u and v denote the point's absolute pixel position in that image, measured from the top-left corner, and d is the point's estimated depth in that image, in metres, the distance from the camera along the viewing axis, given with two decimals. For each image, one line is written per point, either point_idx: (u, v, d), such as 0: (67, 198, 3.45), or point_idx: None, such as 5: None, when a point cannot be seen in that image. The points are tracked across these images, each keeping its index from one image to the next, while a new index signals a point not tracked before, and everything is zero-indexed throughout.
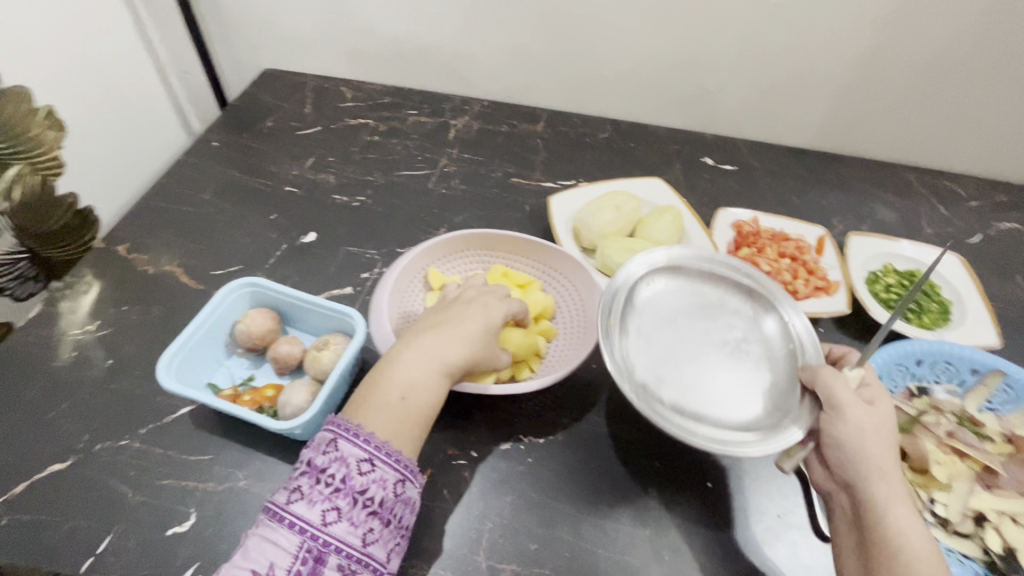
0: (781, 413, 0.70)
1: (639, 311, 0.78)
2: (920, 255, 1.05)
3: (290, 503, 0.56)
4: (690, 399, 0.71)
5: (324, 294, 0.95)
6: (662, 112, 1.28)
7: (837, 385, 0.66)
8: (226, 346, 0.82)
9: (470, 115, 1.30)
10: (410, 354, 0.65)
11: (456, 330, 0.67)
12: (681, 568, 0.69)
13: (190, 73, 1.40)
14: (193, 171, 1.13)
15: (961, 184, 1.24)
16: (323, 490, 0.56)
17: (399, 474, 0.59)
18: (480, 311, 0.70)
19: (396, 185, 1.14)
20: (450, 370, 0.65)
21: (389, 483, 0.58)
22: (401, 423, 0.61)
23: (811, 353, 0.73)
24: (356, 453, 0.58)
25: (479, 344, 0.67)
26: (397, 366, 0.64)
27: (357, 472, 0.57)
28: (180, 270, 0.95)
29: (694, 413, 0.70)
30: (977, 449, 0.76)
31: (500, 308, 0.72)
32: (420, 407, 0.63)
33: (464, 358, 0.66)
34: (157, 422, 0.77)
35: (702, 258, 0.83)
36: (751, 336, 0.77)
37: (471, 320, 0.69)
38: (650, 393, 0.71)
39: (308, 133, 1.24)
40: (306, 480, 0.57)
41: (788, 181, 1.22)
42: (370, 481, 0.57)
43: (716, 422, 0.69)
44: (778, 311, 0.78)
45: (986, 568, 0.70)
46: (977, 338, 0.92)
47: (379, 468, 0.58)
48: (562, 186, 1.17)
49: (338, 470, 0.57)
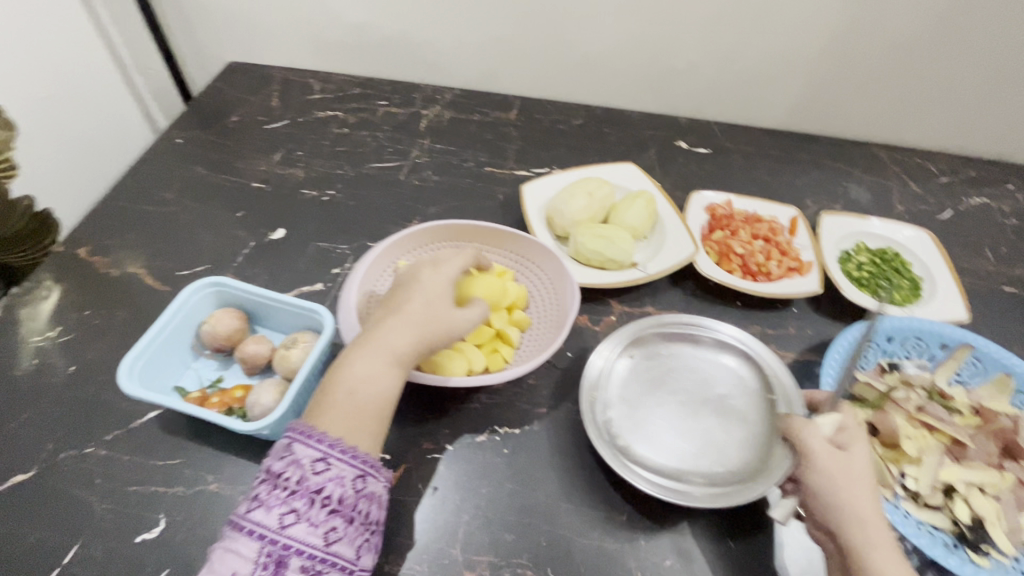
0: (755, 463, 0.72)
1: (623, 381, 0.80)
2: (891, 232, 1.05)
3: (249, 510, 0.54)
4: (675, 458, 0.73)
5: (293, 291, 0.93)
6: (636, 96, 1.27)
7: (809, 435, 0.62)
8: (193, 348, 0.81)
9: (441, 104, 1.28)
10: (358, 350, 0.63)
11: (402, 319, 0.65)
12: (657, 552, 0.70)
13: (152, 69, 1.35)
14: (157, 170, 1.10)
15: (932, 160, 1.25)
16: (280, 493, 0.54)
17: (358, 470, 0.58)
18: (422, 292, 0.68)
19: (367, 178, 1.12)
20: (399, 356, 0.63)
21: (348, 479, 0.57)
22: (352, 420, 0.59)
23: (786, 404, 0.77)
24: (310, 453, 0.56)
25: (426, 324, 0.65)
26: (346, 363, 0.63)
27: (312, 472, 0.56)
28: (144, 272, 0.93)
29: (678, 472, 0.71)
30: (945, 423, 0.77)
31: (442, 280, 0.70)
32: (372, 401, 0.61)
33: (412, 344, 0.64)
34: (123, 428, 0.75)
35: (683, 321, 0.85)
36: (734, 390, 0.80)
37: (414, 303, 0.67)
38: (632, 458, 0.72)
39: (275, 127, 1.21)
40: (265, 486, 0.55)
41: (762, 162, 1.22)
42: (327, 480, 0.56)
43: (700, 478, 0.71)
44: (753, 364, 0.82)
45: (955, 539, 0.71)
46: (947, 312, 0.93)
47: (334, 466, 0.57)
48: (536, 173, 1.16)
49: (294, 472, 0.55)
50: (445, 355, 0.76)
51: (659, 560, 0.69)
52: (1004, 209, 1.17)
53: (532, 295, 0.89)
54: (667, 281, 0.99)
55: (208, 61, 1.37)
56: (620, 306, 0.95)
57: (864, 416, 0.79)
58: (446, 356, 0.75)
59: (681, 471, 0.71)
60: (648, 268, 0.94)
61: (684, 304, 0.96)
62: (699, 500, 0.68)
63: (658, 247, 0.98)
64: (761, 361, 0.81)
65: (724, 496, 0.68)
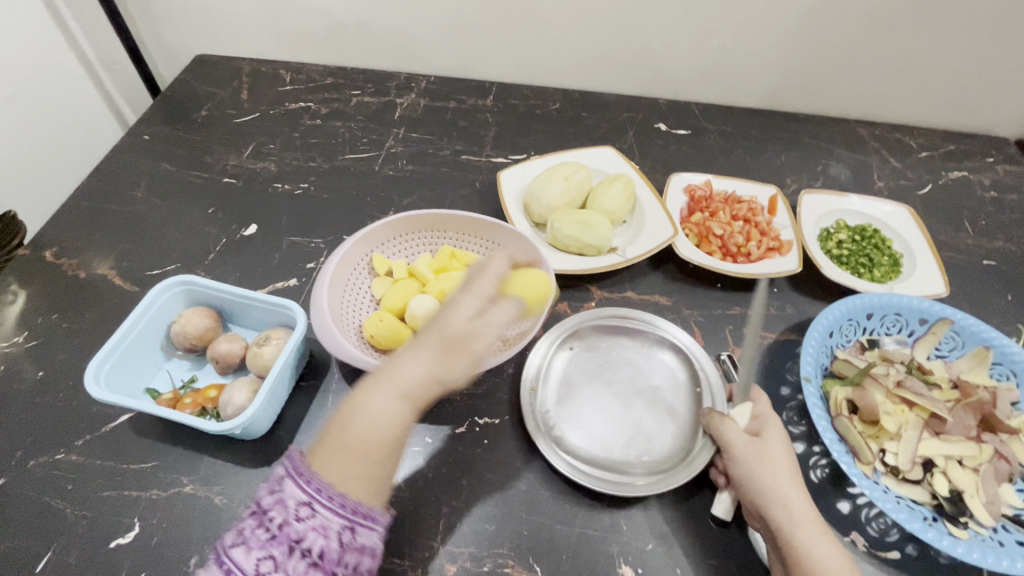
0: (680, 453, 0.73)
1: (563, 371, 0.81)
2: (871, 208, 1.05)
3: (231, 547, 0.50)
4: (606, 449, 0.73)
5: (267, 288, 0.91)
6: (613, 78, 1.25)
7: (725, 426, 0.67)
8: (164, 349, 0.79)
9: (416, 92, 1.26)
10: (364, 382, 0.59)
11: (419, 348, 0.59)
12: (639, 536, 0.69)
13: (118, 63, 1.31)
14: (124, 168, 1.07)
15: (912, 135, 1.25)
16: (261, 534, 0.50)
17: (345, 521, 0.52)
18: (439, 316, 0.62)
19: (341, 170, 1.10)
20: (403, 391, 0.57)
21: (332, 531, 0.51)
22: (345, 457, 0.54)
23: (716, 394, 0.77)
24: (296, 495, 0.52)
25: (436, 355, 0.58)
26: (351, 396, 0.58)
27: (295, 517, 0.51)
28: (113, 273, 0.91)
29: (608, 462, 0.72)
30: (925, 397, 0.76)
31: (459, 303, 0.62)
32: (370, 441, 0.55)
33: (424, 378, 0.57)
34: (94, 433, 0.74)
35: (622, 315, 0.86)
36: (666, 383, 0.80)
37: (428, 333, 0.60)
38: (566, 448, 0.74)
39: (245, 121, 1.18)
40: (250, 522, 0.51)
41: (741, 142, 1.20)
42: (309, 528, 0.51)
43: (628, 467, 0.72)
44: (687, 356, 0.82)
45: (934, 511, 0.71)
46: (926, 287, 0.93)
47: (319, 514, 0.51)
48: (513, 160, 1.14)
49: (278, 514, 0.51)
50: None
51: (641, 543, 0.69)
52: (984, 181, 1.17)
53: None
54: (647, 265, 0.98)
55: (175, 55, 1.33)
56: (600, 292, 0.94)
57: (844, 392, 0.78)
58: None
59: (611, 462, 0.72)
60: (627, 253, 0.94)
61: (665, 288, 0.96)
62: (624, 488, 0.69)
63: (637, 231, 0.98)
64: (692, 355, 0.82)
65: (649, 484, 0.69)
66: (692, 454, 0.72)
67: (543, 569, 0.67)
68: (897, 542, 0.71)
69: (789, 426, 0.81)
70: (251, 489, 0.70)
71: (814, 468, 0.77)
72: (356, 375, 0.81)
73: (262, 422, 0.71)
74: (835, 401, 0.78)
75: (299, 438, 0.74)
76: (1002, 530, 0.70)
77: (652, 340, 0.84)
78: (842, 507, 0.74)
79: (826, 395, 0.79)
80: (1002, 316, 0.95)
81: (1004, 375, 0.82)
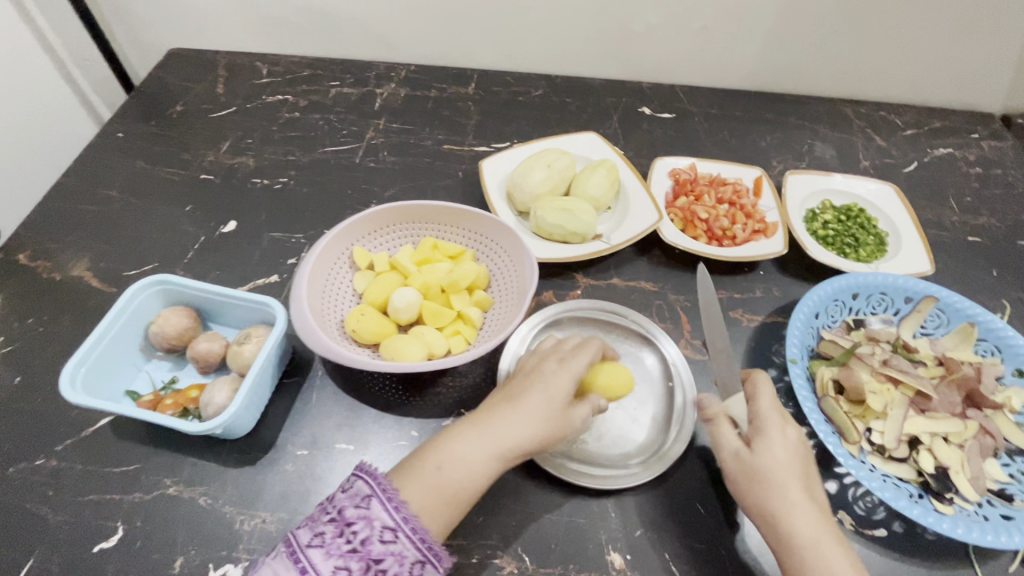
0: (652, 446, 0.74)
1: None
2: (856, 188, 1.04)
3: (309, 545, 0.54)
4: (580, 442, 0.74)
5: (248, 285, 0.90)
6: (596, 63, 1.23)
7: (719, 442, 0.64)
8: (143, 351, 0.78)
9: (396, 82, 1.23)
10: (463, 428, 0.62)
11: (518, 410, 0.62)
12: (627, 523, 0.69)
13: (90, 60, 1.27)
14: (97, 167, 1.04)
15: (897, 112, 1.24)
16: (343, 545, 0.53)
17: (420, 554, 0.55)
18: (540, 381, 0.65)
19: (320, 163, 1.08)
20: (500, 451, 0.60)
21: (408, 560, 0.55)
22: (435, 497, 0.58)
23: (689, 387, 0.78)
24: (384, 518, 0.55)
25: (540, 420, 0.62)
26: (448, 438, 0.62)
27: (379, 539, 0.54)
28: (89, 274, 0.89)
29: (582, 453, 0.73)
30: (910, 376, 0.76)
31: (561, 376, 0.65)
32: (458, 485, 0.59)
33: (520, 441, 0.61)
34: (74, 437, 0.73)
35: (597, 308, 0.86)
36: (638, 375, 0.80)
37: (528, 397, 0.63)
38: None
39: (222, 115, 1.16)
40: (331, 528, 0.55)
41: (726, 124, 1.19)
42: (388, 552, 0.54)
43: (601, 461, 0.73)
44: (660, 349, 0.82)
45: (921, 489, 0.71)
46: (912, 266, 0.93)
47: (401, 541, 0.55)
48: (496, 148, 1.13)
49: (363, 530, 0.54)
50: (403, 341, 0.74)
51: (629, 530, 0.69)
52: (969, 157, 1.17)
53: (492, 273, 0.87)
54: (632, 251, 0.98)
55: (148, 49, 1.30)
56: (585, 280, 0.94)
57: (830, 372, 0.78)
58: (404, 342, 0.74)
59: (585, 454, 0.73)
60: (612, 239, 0.93)
61: (651, 274, 0.95)
62: (597, 481, 0.70)
63: (622, 217, 0.97)
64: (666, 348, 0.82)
65: (619, 475, 0.71)
66: (661, 446, 0.74)
67: (532, 558, 0.67)
68: (884, 519, 0.72)
69: None
70: (236, 489, 0.70)
71: None
72: (339, 370, 0.80)
73: (244, 421, 0.70)
74: (821, 381, 0.78)
75: (283, 436, 0.74)
76: (987, 504, 0.70)
77: (626, 332, 0.85)
78: (828, 487, 0.74)
79: (813, 376, 0.79)
80: (987, 292, 0.95)
81: (989, 351, 0.82)
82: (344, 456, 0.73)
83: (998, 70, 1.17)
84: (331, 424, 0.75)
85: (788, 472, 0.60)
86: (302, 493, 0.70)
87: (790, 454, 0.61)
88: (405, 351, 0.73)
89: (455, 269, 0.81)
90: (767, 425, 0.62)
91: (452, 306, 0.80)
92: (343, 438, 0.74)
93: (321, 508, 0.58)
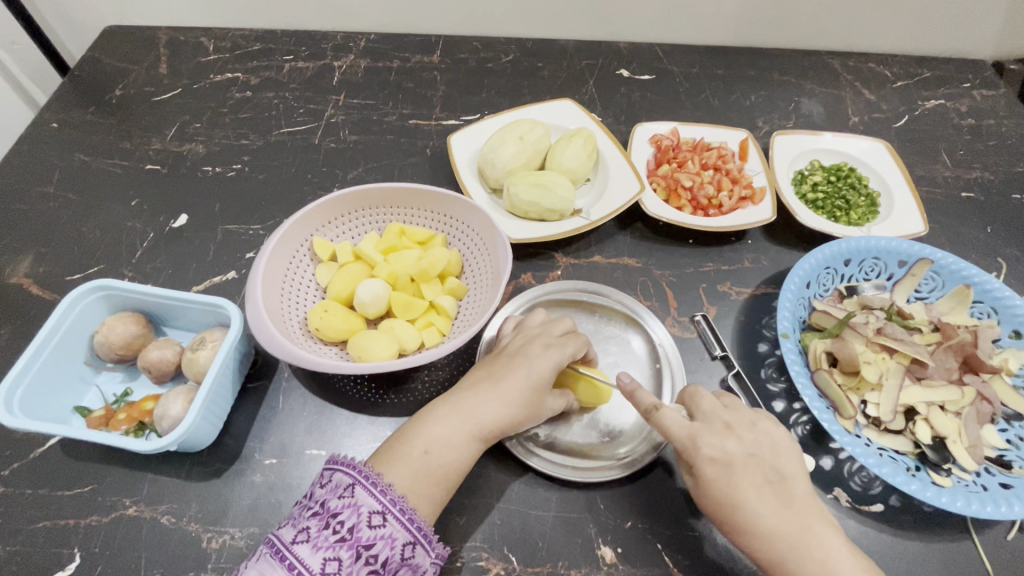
0: (640, 434, 0.71)
1: None
2: (846, 146, 0.99)
3: (294, 541, 0.51)
4: (563, 433, 0.70)
5: (203, 284, 0.84)
6: (569, 22, 1.15)
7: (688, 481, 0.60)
8: (90, 363, 0.72)
9: (355, 53, 1.14)
10: (445, 409, 0.60)
11: (499, 391, 0.61)
12: (617, 515, 0.66)
13: (18, 43, 1.15)
14: (29, 161, 0.96)
15: (887, 64, 1.18)
16: (330, 536, 0.51)
17: (411, 536, 0.53)
18: (522, 362, 0.63)
19: (275, 146, 1.00)
20: (486, 430, 0.60)
21: (398, 543, 0.53)
22: (423, 481, 0.56)
23: (676, 369, 0.75)
24: (370, 503, 0.53)
25: (519, 405, 0.61)
26: (429, 420, 0.59)
27: (367, 524, 0.52)
28: (29, 281, 0.83)
29: (566, 446, 0.70)
30: (905, 343, 0.73)
31: (552, 358, 0.63)
32: (444, 468, 0.57)
33: (500, 422, 0.60)
34: (21, 460, 0.67)
35: (577, 288, 0.82)
36: (624, 359, 0.77)
37: (514, 376, 0.62)
38: (524, 434, 0.70)
39: (166, 98, 1.07)
40: (314, 521, 0.52)
41: (708, 84, 1.13)
42: (378, 537, 0.52)
43: (585, 451, 0.69)
44: (646, 330, 0.78)
45: (917, 460, 0.69)
46: (905, 227, 0.89)
47: (390, 524, 0.53)
48: (465, 121, 1.06)
49: (349, 518, 0.52)
50: (371, 337, 0.69)
51: (619, 521, 0.66)
52: (961, 108, 1.11)
53: (466, 258, 0.81)
54: (614, 226, 0.92)
55: (81, 30, 1.19)
56: (566, 259, 0.89)
57: (823, 344, 0.74)
58: (372, 338, 0.69)
59: (570, 447, 0.70)
60: (592, 215, 0.87)
61: (634, 249, 0.90)
62: (585, 474, 0.67)
63: (601, 189, 0.91)
64: (650, 328, 0.78)
65: (609, 467, 0.68)
66: (649, 432, 0.70)
67: (519, 558, 0.64)
68: (880, 494, 0.70)
69: (769, 383, 0.77)
70: (200, 504, 0.65)
71: (795, 426, 0.74)
72: (306, 370, 0.75)
73: (203, 432, 0.65)
74: (814, 355, 0.74)
75: (250, 445, 0.69)
76: (985, 472, 0.68)
77: (611, 314, 0.80)
78: (823, 463, 0.72)
79: (805, 349, 0.76)
80: (981, 250, 0.92)
81: (985, 313, 0.79)
82: (317, 462, 0.69)
83: (991, 13, 1.11)
84: (300, 429, 0.71)
85: (758, 500, 0.56)
86: (272, 504, 0.66)
87: (747, 479, 0.57)
88: (373, 347, 0.68)
89: (425, 255, 0.75)
90: (699, 456, 0.58)
91: (425, 299, 0.75)
92: (314, 444, 0.70)
93: (301, 505, 0.55)
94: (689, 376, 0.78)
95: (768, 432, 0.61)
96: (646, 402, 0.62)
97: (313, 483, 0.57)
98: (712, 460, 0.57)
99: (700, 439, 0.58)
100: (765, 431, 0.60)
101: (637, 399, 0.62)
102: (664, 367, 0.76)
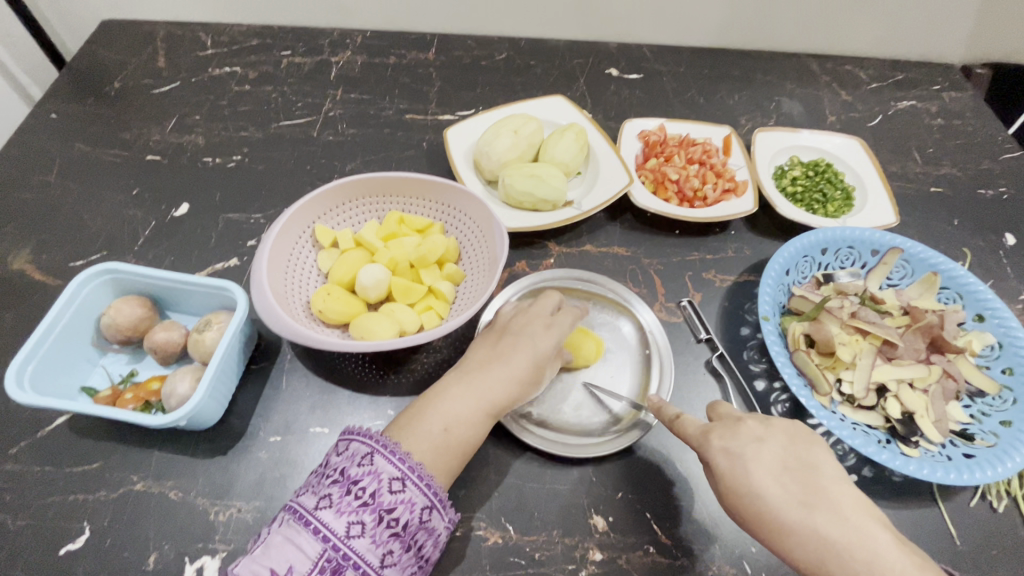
0: (628, 413, 0.74)
1: None
2: (824, 143, 1.05)
3: (317, 507, 0.52)
4: (557, 412, 0.74)
5: (205, 270, 0.86)
6: (559, 23, 1.19)
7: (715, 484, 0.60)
8: (96, 344, 0.73)
9: (352, 49, 1.17)
10: (461, 387, 0.62)
11: (508, 370, 0.63)
12: (608, 487, 0.70)
13: (13, 35, 1.14)
14: (28, 151, 0.97)
15: (862, 66, 1.24)
16: (352, 501, 0.52)
17: (428, 500, 0.55)
18: (527, 342, 0.66)
19: (275, 138, 1.02)
20: (499, 406, 0.62)
21: (417, 507, 0.54)
22: (442, 454, 0.58)
23: (664, 354, 0.78)
24: (389, 470, 0.54)
25: (525, 381, 0.64)
26: (445, 398, 0.61)
27: (388, 489, 0.54)
28: (32, 267, 0.84)
29: (556, 423, 0.73)
30: (878, 326, 0.77)
31: (553, 335, 0.67)
32: (462, 441, 0.59)
33: (512, 398, 0.63)
34: (29, 438, 0.69)
35: (572, 276, 0.86)
36: (615, 344, 0.80)
37: (522, 356, 0.64)
38: (520, 414, 0.73)
39: (165, 91, 1.08)
40: (336, 488, 0.53)
41: (693, 84, 1.17)
42: (398, 501, 0.54)
43: (575, 430, 0.73)
44: (636, 317, 0.82)
45: (888, 434, 0.74)
46: (878, 219, 0.94)
47: (409, 489, 0.54)
48: (460, 116, 1.09)
49: (370, 484, 0.54)
50: (373, 320, 0.72)
51: (611, 492, 0.70)
52: (931, 109, 1.18)
53: (462, 245, 0.85)
54: (604, 216, 0.96)
55: (77, 23, 1.19)
56: (559, 248, 0.92)
57: (801, 327, 0.79)
58: (373, 321, 0.71)
59: (561, 425, 0.73)
60: (583, 205, 0.91)
61: (623, 238, 0.94)
62: (575, 450, 0.70)
63: (593, 181, 0.95)
64: (640, 316, 0.82)
65: (597, 444, 0.71)
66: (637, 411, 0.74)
67: (516, 528, 0.67)
68: (854, 466, 0.74)
69: (751, 364, 0.82)
70: (208, 480, 0.67)
71: (775, 404, 0.78)
72: (309, 352, 0.77)
73: (211, 410, 0.67)
74: (793, 337, 0.78)
75: (255, 423, 0.71)
76: (950, 444, 0.72)
77: (602, 301, 0.84)
78: None
79: (785, 332, 0.80)
80: (949, 240, 0.98)
81: (951, 298, 0.84)
82: (320, 439, 0.71)
83: (959, 21, 1.17)
84: (303, 407, 0.73)
85: (771, 486, 0.56)
86: (278, 479, 0.68)
87: (753, 465, 0.57)
88: (373, 329, 0.71)
89: (423, 241, 0.78)
90: (711, 449, 0.60)
91: (418, 273, 0.79)
92: (317, 422, 0.72)
93: (318, 473, 0.56)
94: (677, 358, 0.82)
95: (804, 449, 0.59)
96: (671, 413, 0.66)
97: (328, 452, 0.58)
98: (724, 451, 0.59)
99: (712, 433, 0.61)
100: (807, 445, 0.59)
101: (663, 412, 0.67)
102: (652, 353, 0.80)
